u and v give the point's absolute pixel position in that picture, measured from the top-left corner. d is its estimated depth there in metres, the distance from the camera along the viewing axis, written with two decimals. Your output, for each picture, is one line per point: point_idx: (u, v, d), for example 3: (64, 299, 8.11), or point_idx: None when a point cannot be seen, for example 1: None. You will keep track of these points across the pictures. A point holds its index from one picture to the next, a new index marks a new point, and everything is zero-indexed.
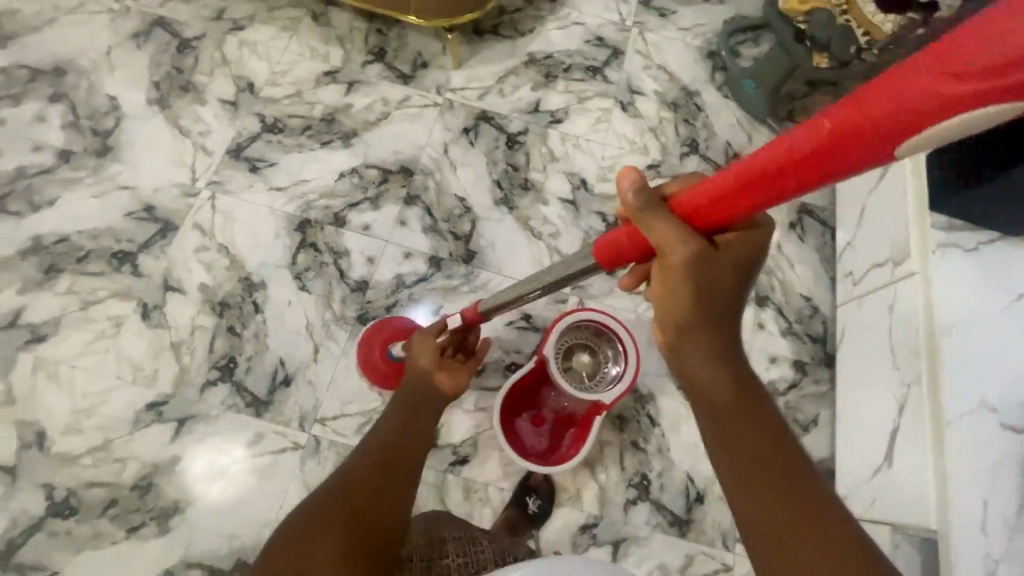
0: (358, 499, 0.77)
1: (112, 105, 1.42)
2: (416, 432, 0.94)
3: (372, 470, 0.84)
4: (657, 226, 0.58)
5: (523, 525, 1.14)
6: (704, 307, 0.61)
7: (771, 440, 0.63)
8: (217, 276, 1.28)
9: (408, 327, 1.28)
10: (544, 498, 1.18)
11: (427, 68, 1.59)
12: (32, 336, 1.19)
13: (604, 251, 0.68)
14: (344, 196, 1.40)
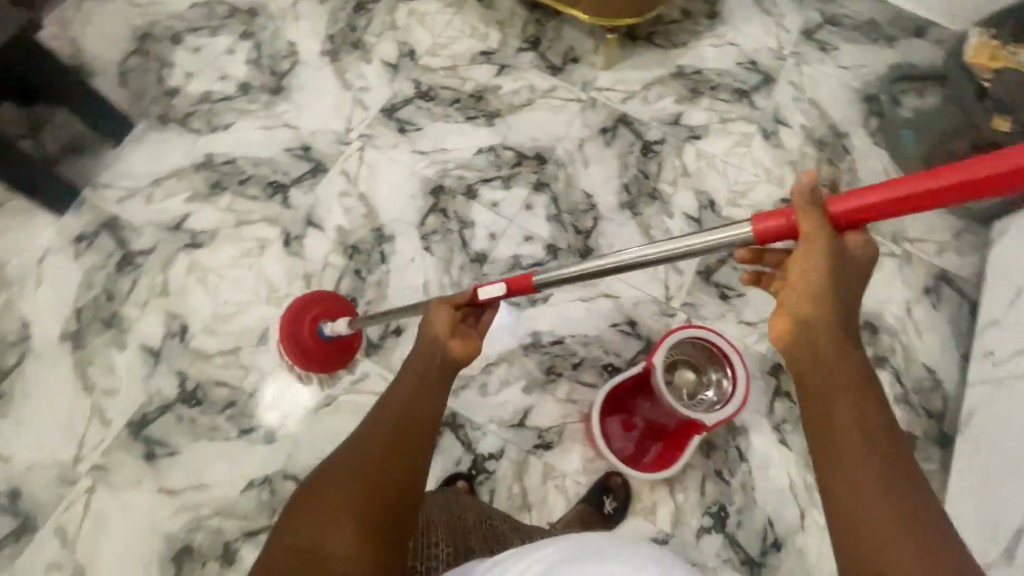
0: (369, 479, 0.70)
1: (290, 49, 1.55)
2: (428, 395, 0.83)
3: (379, 449, 0.73)
4: (806, 220, 0.66)
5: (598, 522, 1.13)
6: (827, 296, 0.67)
7: (880, 433, 0.61)
8: (354, 221, 1.37)
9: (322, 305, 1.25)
10: (620, 501, 1.17)
11: (577, 64, 1.62)
12: (191, 241, 1.32)
13: (763, 232, 0.69)
14: (479, 171, 1.46)
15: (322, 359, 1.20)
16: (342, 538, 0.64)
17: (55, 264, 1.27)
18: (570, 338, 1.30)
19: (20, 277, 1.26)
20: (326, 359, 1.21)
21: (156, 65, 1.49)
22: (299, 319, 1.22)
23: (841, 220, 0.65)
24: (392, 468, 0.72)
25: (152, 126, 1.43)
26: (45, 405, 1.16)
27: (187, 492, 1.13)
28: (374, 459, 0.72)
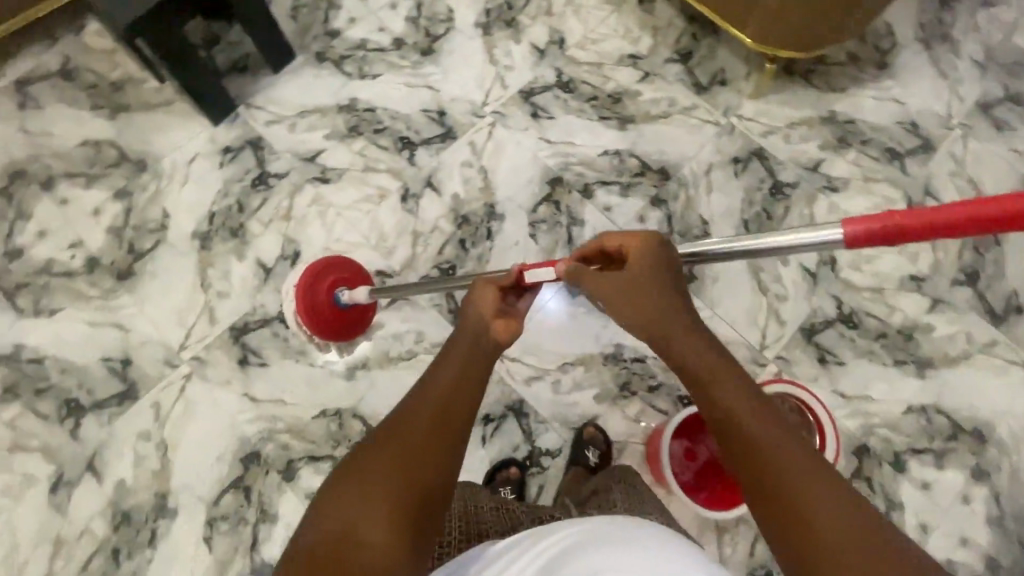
0: (407, 458, 0.63)
1: (447, 15, 1.59)
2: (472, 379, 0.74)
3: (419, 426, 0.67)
4: (877, 223, 0.58)
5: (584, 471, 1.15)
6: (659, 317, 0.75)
7: (773, 440, 0.61)
8: (470, 192, 1.40)
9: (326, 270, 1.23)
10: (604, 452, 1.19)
11: (724, 86, 1.56)
12: (319, 175, 1.39)
13: (855, 237, 0.60)
14: (600, 172, 1.44)
15: (330, 323, 1.20)
16: (374, 523, 0.57)
17: (201, 168, 1.38)
18: (653, 359, 1.26)
19: (170, 172, 1.38)
20: (334, 325, 1.21)
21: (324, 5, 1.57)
22: (319, 283, 1.21)
23: (884, 236, 0.58)
24: (436, 447, 0.64)
25: (309, 61, 1.51)
26: (166, 291, 1.27)
27: (268, 403, 1.20)
28: (412, 436, 0.65)
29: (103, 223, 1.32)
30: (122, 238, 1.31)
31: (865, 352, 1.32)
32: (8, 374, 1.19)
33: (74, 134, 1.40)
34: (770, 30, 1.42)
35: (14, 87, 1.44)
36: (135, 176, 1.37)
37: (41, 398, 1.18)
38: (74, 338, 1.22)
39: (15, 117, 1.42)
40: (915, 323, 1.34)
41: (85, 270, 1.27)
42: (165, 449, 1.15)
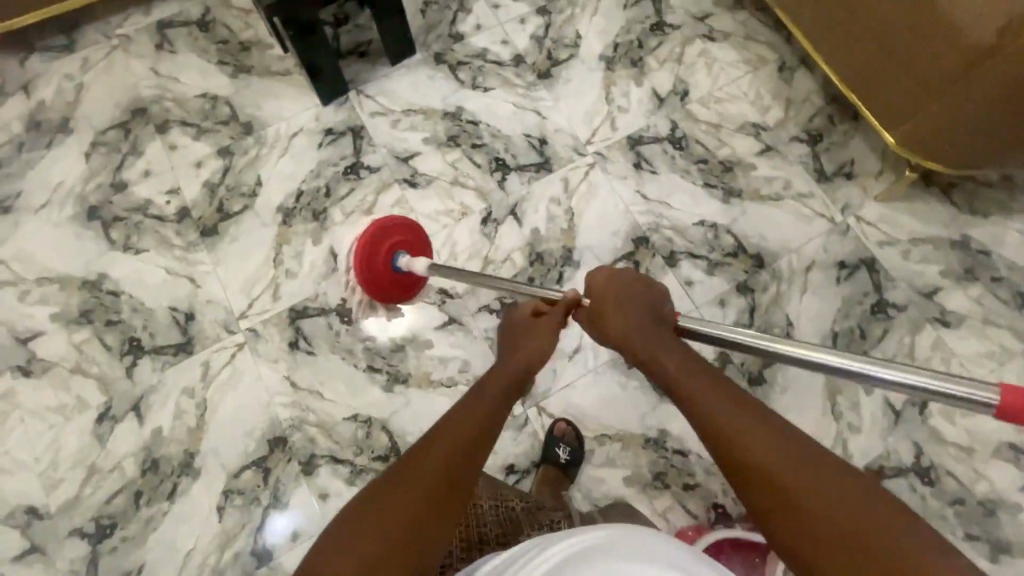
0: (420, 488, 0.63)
1: (574, 41, 1.54)
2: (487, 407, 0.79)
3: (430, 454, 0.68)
4: None
5: (557, 472, 1.14)
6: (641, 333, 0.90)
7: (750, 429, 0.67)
8: (550, 231, 1.35)
9: (385, 229, 1.16)
10: (572, 444, 1.18)
11: (848, 180, 1.43)
12: (408, 178, 1.39)
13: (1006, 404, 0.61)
14: (690, 242, 1.36)
15: (376, 284, 1.18)
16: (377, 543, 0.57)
17: (300, 144, 1.41)
18: (696, 456, 1.19)
19: (272, 141, 1.41)
20: (386, 288, 1.20)
21: (455, 7, 1.56)
22: (382, 246, 1.17)
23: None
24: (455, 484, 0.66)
25: (426, 60, 1.50)
26: (241, 257, 1.31)
27: (306, 393, 1.21)
28: (427, 472, 0.65)
29: (201, 176, 1.37)
30: (214, 195, 1.35)
31: (933, 514, 1.18)
32: (87, 299, 1.26)
33: (197, 84, 1.46)
34: (928, 138, 1.29)
35: (156, 26, 1.52)
36: (239, 137, 1.41)
37: (110, 330, 1.24)
38: (151, 280, 1.28)
39: (150, 55, 1.49)
40: (1001, 499, 1.18)
41: (176, 219, 1.33)
42: (204, 410, 1.19)
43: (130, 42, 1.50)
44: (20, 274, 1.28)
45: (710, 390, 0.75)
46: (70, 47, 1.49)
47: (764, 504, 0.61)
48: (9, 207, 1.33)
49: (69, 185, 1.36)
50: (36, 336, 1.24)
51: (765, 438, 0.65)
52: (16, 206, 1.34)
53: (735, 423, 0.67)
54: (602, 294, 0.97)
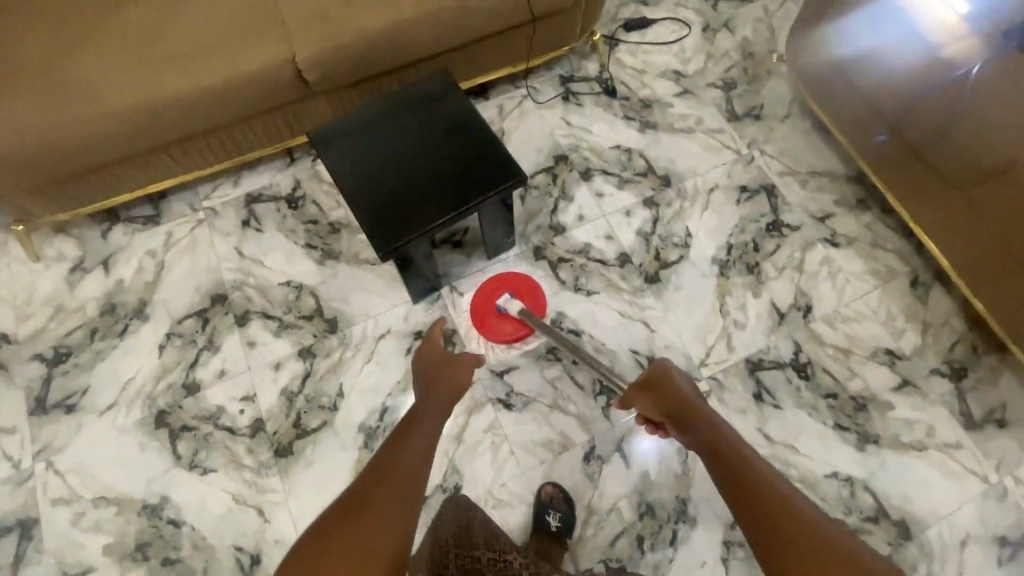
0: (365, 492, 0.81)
1: (684, 240, 1.43)
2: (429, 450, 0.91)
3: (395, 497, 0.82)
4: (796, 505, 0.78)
5: (553, 547, 1.10)
6: (682, 412, 0.96)
7: (763, 499, 0.79)
8: (661, 476, 1.20)
9: (513, 282, 1.32)
10: (564, 511, 1.14)
11: (1002, 428, 1.26)
12: (504, 399, 1.26)
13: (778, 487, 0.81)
14: (823, 500, 1.20)
15: (512, 338, 1.26)
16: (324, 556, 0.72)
17: (388, 347, 1.30)
18: None
19: (358, 342, 1.30)
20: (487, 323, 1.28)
21: (556, 194, 1.48)
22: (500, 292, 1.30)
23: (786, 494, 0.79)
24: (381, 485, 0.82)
25: (526, 254, 1.40)
26: (317, 485, 1.17)
27: None
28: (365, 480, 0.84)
29: (279, 381, 1.26)
30: (291, 405, 1.24)
31: None
32: (145, 529, 1.13)
33: (283, 270, 1.37)
34: None
35: (244, 199, 1.45)
36: (323, 335, 1.31)
37: (167, 571, 1.11)
38: (214, 509, 1.15)
39: (236, 233, 1.42)
40: None
41: (248, 432, 1.21)
42: None
43: (216, 217, 1.43)
44: (76, 491, 1.16)
45: (738, 461, 0.85)
46: (155, 218, 1.43)
47: (771, 551, 0.73)
48: (72, 406, 1.23)
49: (138, 383, 1.25)
50: (86, 573, 1.10)
51: (770, 505, 0.78)
52: (79, 404, 1.23)
53: (751, 495, 0.80)
54: (659, 377, 1.01)
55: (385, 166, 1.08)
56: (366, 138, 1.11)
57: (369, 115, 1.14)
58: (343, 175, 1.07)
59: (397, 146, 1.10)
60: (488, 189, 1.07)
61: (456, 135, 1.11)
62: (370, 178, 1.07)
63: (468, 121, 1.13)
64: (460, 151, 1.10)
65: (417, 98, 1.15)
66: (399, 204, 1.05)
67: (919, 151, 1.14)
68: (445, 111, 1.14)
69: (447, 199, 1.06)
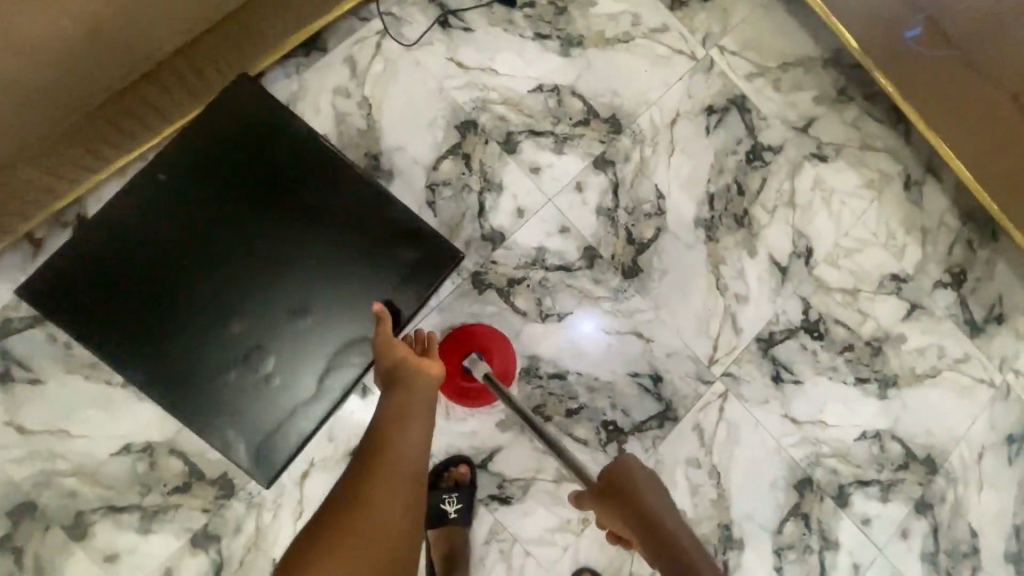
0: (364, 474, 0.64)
1: (657, 204, 1.09)
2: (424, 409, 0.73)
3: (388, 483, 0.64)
4: None
5: None
6: (646, 533, 0.74)
7: None
8: (699, 508, 1.04)
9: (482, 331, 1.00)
10: None
11: (1000, 325, 1.21)
12: (498, 493, 0.97)
13: None
14: (857, 466, 1.11)
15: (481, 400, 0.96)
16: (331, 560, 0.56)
17: (321, 486, 0.91)
18: None
19: (275, 496, 0.90)
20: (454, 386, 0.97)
21: (477, 185, 1.04)
22: (465, 347, 0.98)
23: None
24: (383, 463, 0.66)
25: (464, 289, 1.02)
26: None
27: None
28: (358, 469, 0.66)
29: None
30: None
31: None
32: None
33: (111, 431, 0.88)
34: None
35: None
36: (220, 505, 0.89)
37: None
38: None
39: None
40: None
41: None
42: None
43: None
44: None
45: None
46: None
47: None
48: None
49: None
50: None
51: None
52: None
53: None
54: (621, 481, 0.78)
55: (240, 270, 0.87)
56: (209, 237, 0.86)
57: (180, 195, 0.86)
58: (196, 304, 0.86)
59: (255, 247, 0.87)
60: (394, 263, 0.91)
61: (310, 190, 0.89)
62: (236, 297, 0.86)
63: (326, 168, 0.90)
64: (327, 214, 0.89)
65: (230, 146, 0.88)
66: (291, 323, 0.88)
67: (972, 58, 0.90)
68: (279, 159, 0.89)
69: (348, 292, 0.90)
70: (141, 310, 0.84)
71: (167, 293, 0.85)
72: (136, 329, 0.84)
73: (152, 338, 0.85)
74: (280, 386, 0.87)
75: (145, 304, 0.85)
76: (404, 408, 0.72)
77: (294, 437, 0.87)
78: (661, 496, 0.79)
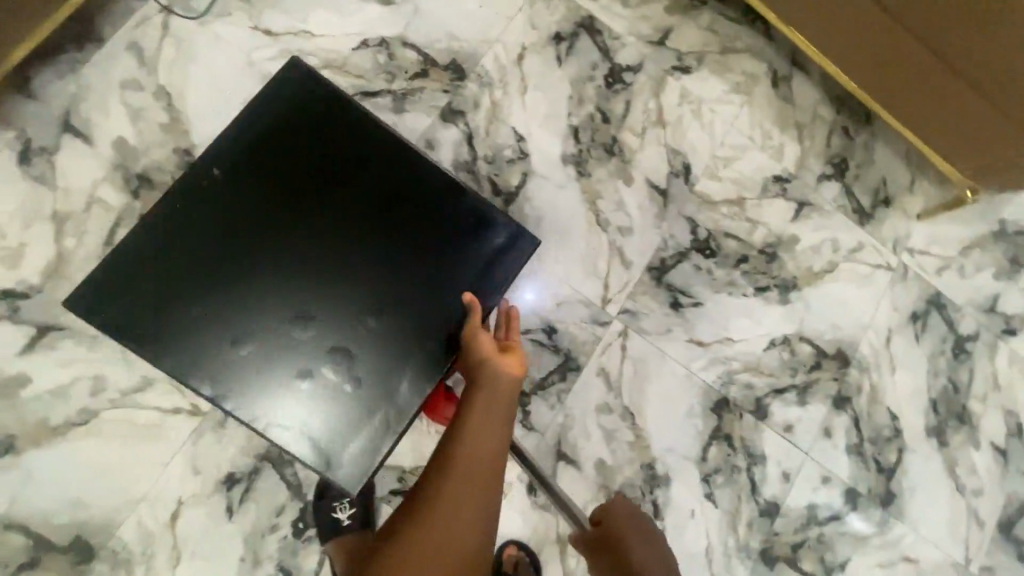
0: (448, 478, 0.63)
1: (518, 148, 1.01)
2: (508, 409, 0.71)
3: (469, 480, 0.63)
4: None
5: None
6: None
7: None
8: (618, 454, 1.00)
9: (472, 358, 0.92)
10: None
11: (888, 207, 1.20)
12: (400, 487, 0.89)
13: None
14: (771, 376, 1.09)
15: None
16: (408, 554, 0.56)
17: (196, 524, 0.83)
18: None
19: (144, 547, 0.81)
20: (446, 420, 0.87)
21: None
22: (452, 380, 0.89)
23: None
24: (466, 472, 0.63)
25: None
26: None
27: None
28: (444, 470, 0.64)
29: None
30: None
31: None
32: None
33: None
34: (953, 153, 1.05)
35: None
36: (80, 571, 0.79)
37: None
38: None
39: None
40: None
41: None
42: None
43: None
44: None
45: None
46: None
47: None
48: None
49: None
50: None
51: None
52: None
53: None
54: (610, 526, 0.82)
55: (302, 275, 0.77)
56: (266, 239, 0.77)
57: (220, 198, 0.77)
58: (247, 300, 0.76)
59: (316, 248, 0.78)
60: (471, 252, 0.81)
61: (361, 178, 0.80)
62: (295, 295, 0.77)
63: (387, 155, 0.81)
64: (397, 204, 0.80)
65: (279, 126, 0.79)
66: (367, 327, 0.78)
67: None
68: (327, 147, 0.80)
69: (422, 287, 0.80)
70: (181, 324, 0.75)
71: (222, 304, 0.76)
72: (185, 325, 0.75)
73: (209, 346, 0.75)
74: (354, 392, 0.77)
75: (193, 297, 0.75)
76: (487, 411, 0.70)
77: (376, 456, 0.77)
78: (648, 537, 0.81)
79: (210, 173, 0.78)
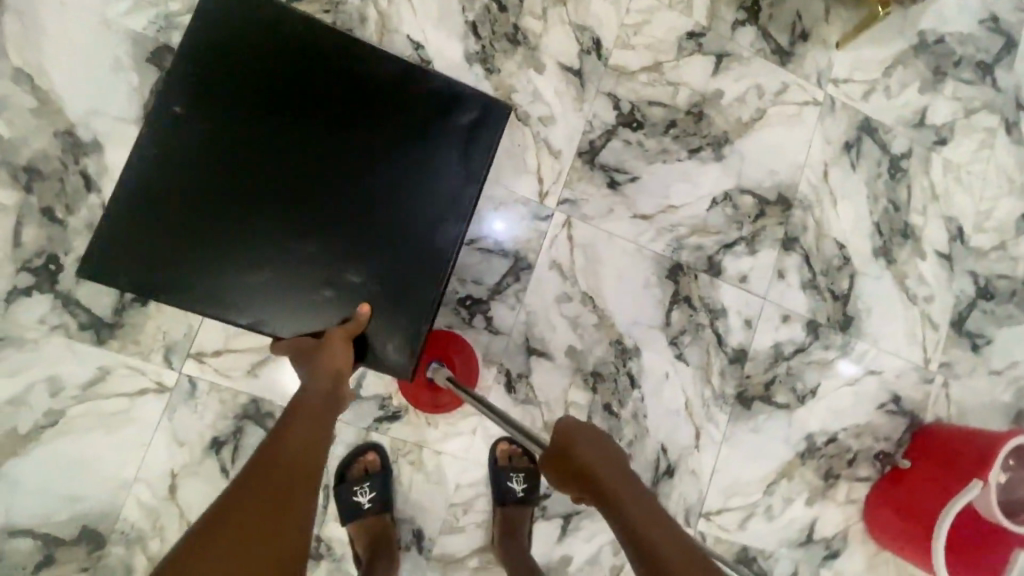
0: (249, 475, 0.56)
1: (418, 57, 0.97)
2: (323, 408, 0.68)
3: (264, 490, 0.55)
4: None
5: (524, 508, 0.95)
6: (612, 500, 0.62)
7: None
8: (585, 337, 1.03)
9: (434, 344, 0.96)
10: (527, 468, 0.97)
11: (807, 42, 1.18)
12: (383, 413, 0.94)
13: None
14: (718, 233, 1.11)
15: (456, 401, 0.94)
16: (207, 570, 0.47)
17: (196, 490, 0.85)
18: (843, 432, 1.18)
19: (151, 522, 0.84)
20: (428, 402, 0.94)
21: None
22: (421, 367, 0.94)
23: None
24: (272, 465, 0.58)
25: None
26: None
27: None
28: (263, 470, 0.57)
29: None
30: None
31: (1004, 318, 1.29)
32: None
33: None
34: None
35: None
36: (97, 557, 0.83)
37: None
38: None
39: None
40: None
41: None
42: None
43: None
44: None
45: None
46: None
47: None
48: None
49: None
50: None
51: None
52: None
53: None
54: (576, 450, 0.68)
55: (297, 186, 0.80)
56: (251, 159, 0.79)
57: (199, 129, 0.78)
58: (252, 223, 0.78)
59: (300, 156, 0.80)
60: (450, 132, 0.84)
61: (325, 83, 0.82)
62: (297, 206, 0.80)
63: (346, 55, 0.82)
64: (365, 99, 0.82)
65: (234, 48, 0.80)
66: (371, 221, 0.81)
67: None
68: (285, 59, 0.81)
69: (411, 173, 0.83)
70: (194, 256, 0.77)
71: (228, 229, 0.78)
72: (202, 251, 0.78)
73: (229, 272, 0.78)
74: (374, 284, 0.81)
75: (208, 229, 0.78)
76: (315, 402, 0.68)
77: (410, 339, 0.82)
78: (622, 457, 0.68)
79: (181, 109, 0.78)
